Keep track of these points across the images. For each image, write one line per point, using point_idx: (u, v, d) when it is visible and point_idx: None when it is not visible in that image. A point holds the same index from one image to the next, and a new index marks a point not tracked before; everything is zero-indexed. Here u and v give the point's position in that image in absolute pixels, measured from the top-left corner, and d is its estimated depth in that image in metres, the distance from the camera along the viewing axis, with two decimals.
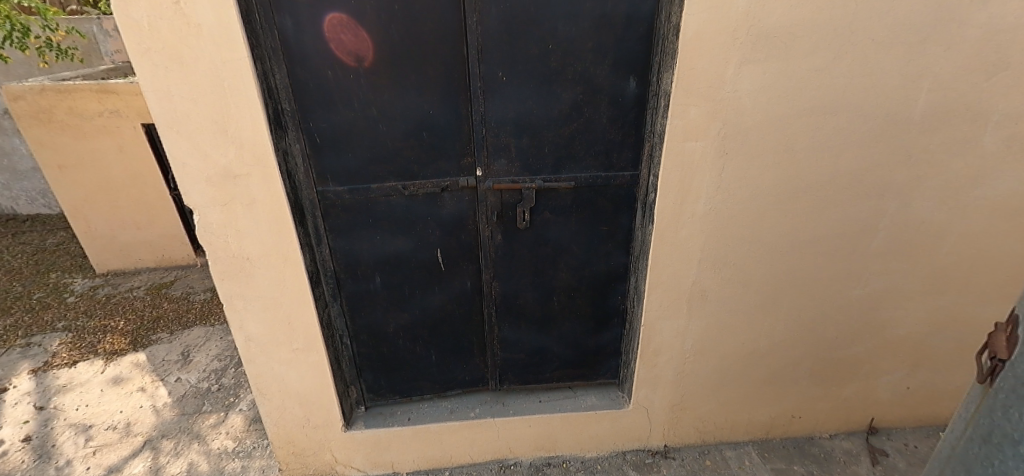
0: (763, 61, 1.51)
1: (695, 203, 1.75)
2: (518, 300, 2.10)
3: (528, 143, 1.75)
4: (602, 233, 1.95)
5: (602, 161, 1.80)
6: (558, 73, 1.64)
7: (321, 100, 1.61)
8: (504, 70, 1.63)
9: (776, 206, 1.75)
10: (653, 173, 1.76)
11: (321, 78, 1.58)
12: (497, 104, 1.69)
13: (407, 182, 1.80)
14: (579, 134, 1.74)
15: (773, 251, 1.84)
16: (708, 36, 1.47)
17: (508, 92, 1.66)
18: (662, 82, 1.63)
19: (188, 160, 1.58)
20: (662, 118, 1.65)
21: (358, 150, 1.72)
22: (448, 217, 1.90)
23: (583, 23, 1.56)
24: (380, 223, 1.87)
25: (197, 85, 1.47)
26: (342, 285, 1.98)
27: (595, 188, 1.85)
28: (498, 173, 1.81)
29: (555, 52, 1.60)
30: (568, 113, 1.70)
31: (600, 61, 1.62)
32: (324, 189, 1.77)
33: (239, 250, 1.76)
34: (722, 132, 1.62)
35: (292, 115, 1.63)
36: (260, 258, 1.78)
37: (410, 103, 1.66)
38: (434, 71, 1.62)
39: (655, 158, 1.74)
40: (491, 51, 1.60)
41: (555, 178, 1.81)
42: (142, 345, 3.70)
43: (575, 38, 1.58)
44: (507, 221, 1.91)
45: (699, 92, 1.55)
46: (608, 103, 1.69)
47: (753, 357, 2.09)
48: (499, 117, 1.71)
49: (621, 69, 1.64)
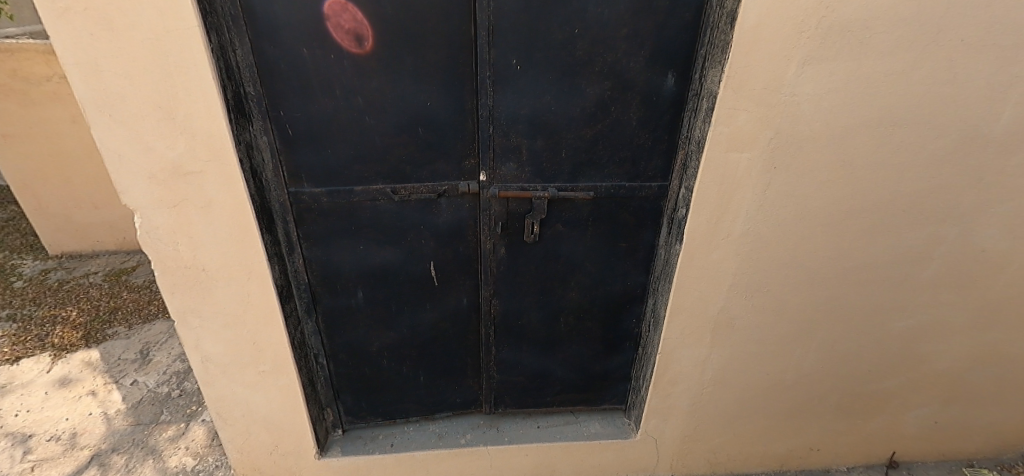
0: (832, 60, 1.26)
1: (732, 222, 1.52)
2: (520, 320, 1.87)
3: (543, 146, 1.49)
4: (620, 250, 1.71)
5: (627, 169, 1.54)
6: (584, 64, 1.36)
7: (294, 84, 1.31)
8: (518, 57, 1.35)
9: (823, 229, 1.53)
10: (686, 186, 1.52)
11: (294, 57, 1.28)
12: (508, 98, 1.41)
13: (398, 185, 1.52)
14: (603, 137, 1.48)
15: (812, 277, 1.63)
16: (770, 28, 1.21)
17: (522, 84, 1.39)
18: (706, 80, 1.37)
19: (125, 152, 1.26)
20: (703, 123, 1.40)
21: (341, 146, 1.43)
22: (445, 227, 1.64)
23: (618, 5, 1.28)
24: (364, 230, 1.60)
25: (133, 58, 1.14)
26: (318, 299, 1.71)
27: (616, 200, 1.60)
28: (506, 179, 1.54)
29: (582, 38, 1.33)
30: (591, 112, 1.44)
31: (634, 53, 1.35)
32: (298, 191, 1.48)
33: (193, 261, 1.46)
34: (773, 143, 1.37)
35: (257, 101, 1.32)
36: (218, 271, 1.49)
37: (404, 93, 1.38)
38: (435, 54, 1.34)
39: (690, 169, 1.49)
40: (506, 34, 1.32)
41: (571, 187, 1.56)
42: (95, 340, 3.35)
43: (608, 22, 1.31)
44: (513, 233, 1.65)
45: (753, 95, 1.30)
46: (640, 103, 1.43)
47: (777, 389, 1.90)
48: (511, 114, 1.43)
49: (659, 62, 1.37)
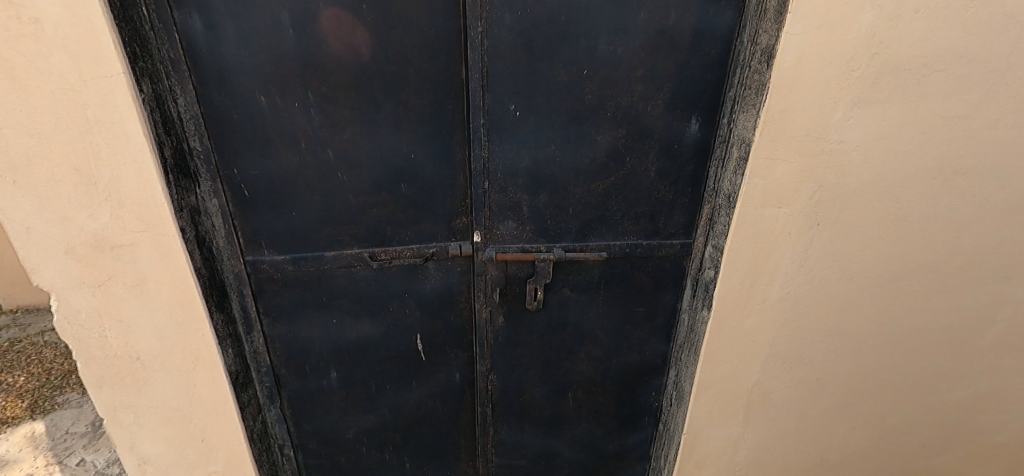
0: (885, 102, 1.08)
1: (769, 285, 1.31)
2: (522, 396, 1.61)
3: (546, 202, 1.28)
4: (636, 315, 1.48)
5: (644, 226, 1.34)
6: (594, 109, 1.17)
7: (250, 137, 1.10)
8: (517, 102, 1.16)
9: (869, 291, 1.32)
10: (714, 244, 1.31)
11: (250, 106, 1.07)
12: (506, 149, 1.21)
13: (377, 249, 1.30)
14: (616, 191, 1.28)
15: (860, 345, 1.41)
16: (814, 66, 1.04)
17: (522, 132, 1.19)
18: (735, 126, 1.18)
19: (31, 225, 1.00)
20: (733, 175, 1.21)
21: (307, 207, 1.20)
22: (433, 294, 1.41)
23: (633, 42, 1.10)
24: (337, 301, 1.36)
25: (40, 111, 0.91)
26: (283, 382, 1.45)
27: (631, 260, 1.38)
28: (504, 239, 1.33)
29: (592, 80, 1.14)
30: (603, 164, 1.24)
31: (652, 95, 1.16)
32: (256, 260, 1.24)
33: (124, 349, 1.18)
34: (817, 196, 1.18)
35: (204, 158, 1.09)
36: (156, 360, 1.21)
37: (383, 144, 1.17)
38: (419, 100, 1.14)
39: (719, 226, 1.28)
40: (503, 76, 1.13)
41: (580, 247, 1.34)
42: (42, 411, 2.98)
43: (621, 62, 1.12)
44: (513, 299, 1.43)
45: (792, 143, 1.12)
46: (658, 152, 1.23)
47: (821, 470, 1.64)
48: (509, 166, 1.23)
49: (681, 105, 1.18)
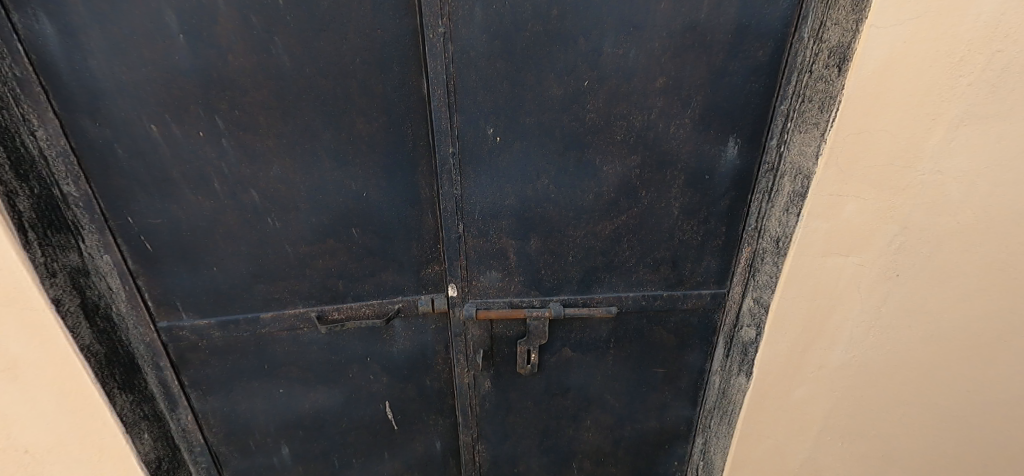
0: (1008, 118, 0.77)
1: (827, 350, 1.02)
2: (517, 468, 1.34)
3: (538, 248, 1.01)
4: (655, 377, 1.20)
5: (664, 274, 1.05)
6: (598, 131, 0.89)
7: (145, 177, 0.83)
8: (497, 124, 0.88)
9: (977, 367, 0.99)
10: (755, 298, 1.03)
11: (138, 138, 0.80)
12: (485, 184, 0.93)
13: (327, 308, 1.02)
14: (628, 233, 1.00)
15: (954, 425, 1.05)
16: (906, 72, 0.74)
17: (504, 162, 0.91)
18: (786, 151, 0.89)
19: None
20: (783, 214, 0.92)
21: (232, 260, 0.94)
22: (402, 357, 1.14)
23: (649, 43, 0.82)
24: (282, 370, 1.08)
25: None
26: (224, 463, 1.17)
27: (648, 314, 1.10)
28: (486, 293, 1.06)
29: (595, 94, 0.86)
30: (611, 200, 0.96)
31: (675, 112, 0.87)
32: (172, 326, 0.97)
33: None
34: (897, 242, 0.89)
35: (85, 205, 0.83)
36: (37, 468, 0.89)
37: (324, 181, 0.90)
38: (368, 124, 0.87)
39: (762, 276, 1.00)
40: (477, 91, 0.85)
41: (583, 300, 1.07)
42: None
43: (634, 69, 0.84)
44: (501, 361, 1.16)
45: (867, 175, 0.83)
46: (684, 185, 0.95)
47: None
48: (489, 206, 0.96)
49: (714, 125, 0.89)
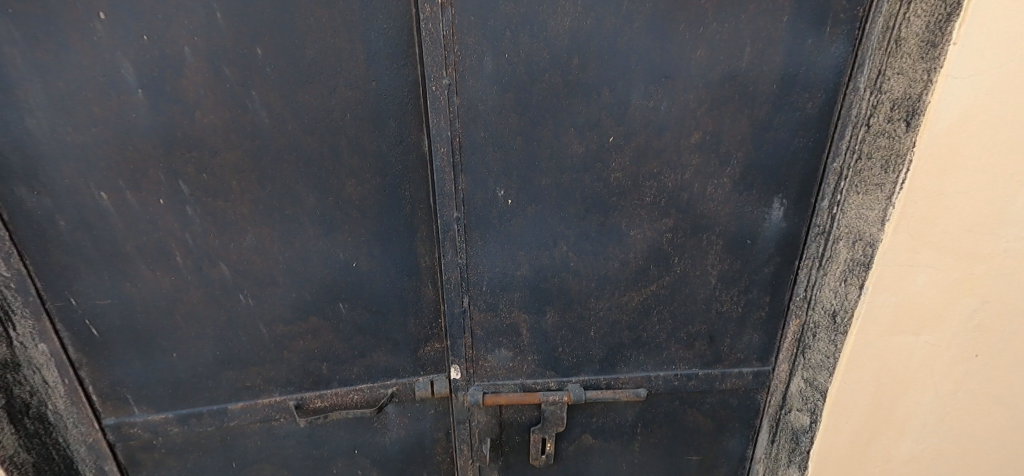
0: None
1: (895, 442, 0.85)
2: None
3: (555, 323, 0.87)
4: (689, 466, 1.04)
5: (699, 350, 0.91)
6: (626, 192, 0.78)
7: (93, 251, 0.70)
8: (509, 186, 0.76)
9: None
10: (808, 378, 0.88)
11: (86, 207, 0.67)
12: (495, 252, 0.81)
13: (308, 396, 0.87)
14: (659, 305, 0.87)
15: None
16: (989, 124, 0.61)
17: (517, 227, 0.79)
18: (840, 214, 0.77)
19: None
20: (839, 285, 0.79)
21: (195, 344, 0.79)
22: (395, 449, 0.97)
23: (683, 95, 0.71)
24: (254, 469, 0.91)
25: None
26: None
27: (681, 396, 0.95)
28: (495, 374, 0.91)
29: (622, 151, 0.75)
30: (639, 269, 0.84)
31: (713, 171, 0.77)
32: (122, 423, 0.81)
33: None
34: (981, 319, 0.73)
35: (19, 286, 0.69)
36: None
37: (308, 252, 0.77)
38: (360, 187, 0.75)
39: (816, 354, 0.86)
40: (487, 150, 0.74)
41: (606, 382, 0.92)
42: None
43: (666, 124, 0.73)
44: (512, 451, 0.99)
45: (941, 242, 0.69)
46: (723, 250, 0.83)
47: None
48: (499, 276, 0.83)
49: (756, 184, 0.78)
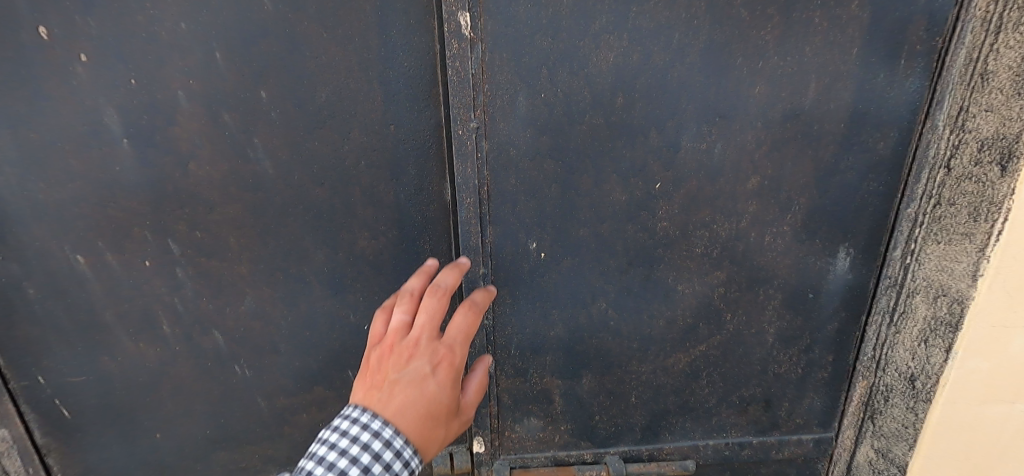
0: None
1: None
2: None
3: (592, 389, 0.77)
4: None
5: (753, 416, 0.81)
6: (673, 243, 0.69)
7: (67, 320, 0.61)
8: (542, 238, 0.68)
9: None
10: (879, 449, 0.76)
11: (59, 271, 0.58)
12: (525, 311, 0.71)
13: None
14: (709, 367, 0.77)
15: None
16: None
17: (551, 283, 0.70)
18: (915, 266, 0.67)
19: None
20: (916, 346, 0.68)
21: (182, 422, 0.69)
22: None
23: (739, 136, 0.63)
24: None
25: None
26: None
27: (733, 466, 0.84)
28: (523, 445, 0.80)
29: (670, 198, 0.66)
30: (688, 327, 0.74)
31: (772, 219, 0.68)
32: None
33: None
34: None
35: None
36: None
37: (314, 315, 0.68)
38: (374, 241, 0.66)
39: (887, 423, 0.74)
40: (518, 199, 0.65)
41: (648, 452, 0.81)
42: None
43: (720, 168, 0.65)
44: None
45: None
46: (781, 306, 0.74)
47: None
48: (529, 337, 0.73)
49: (819, 233, 0.69)
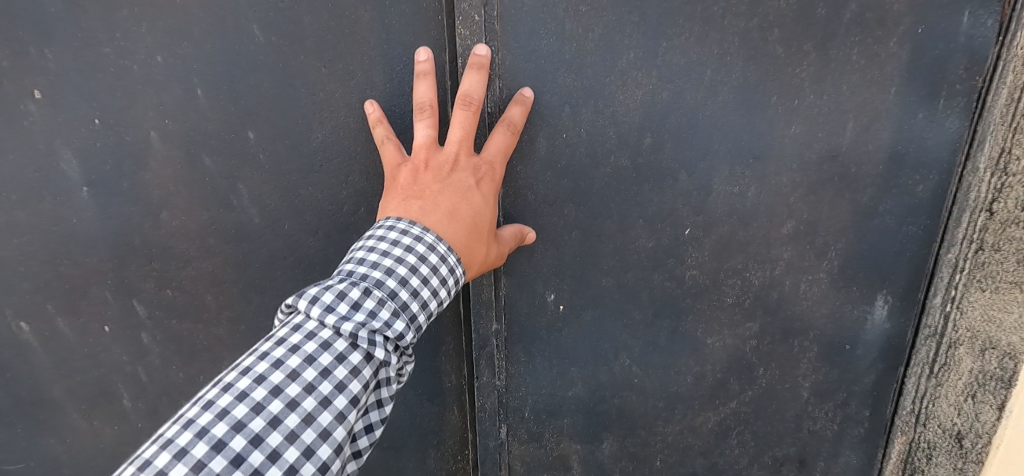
0: None
1: None
2: None
3: (614, 452, 0.71)
4: None
5: None
6: (701, 293, 0.63)
7: (41, 380, 0.58)
8: (560, 289, 0.64)
9: None
10: None
11: (33, 329, 0.56)
12: (537, 371, 0.68)
13: None
14: (741, 425, 0.69)
15: None
16: None
17: (566, 341, 0.66)
18: (960, 317, 0.55)
19: None
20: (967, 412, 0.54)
21: None
22: None
23: (773, 178, 0.58)
24: None
25: None
26: None
27: None
28: None
29: (698, 244, 0.61)
30: (716, 383, 0.67)
31: (814, 268, 0.61)
32: None
33: None
34: None
35: None
36: None
37: None
38: None
39: None
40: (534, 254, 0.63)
41: None
42: None
43: (754, 213, 0.60)
44: None
45: None
46: (818, 359, 0.65)
47: None
48: (541, 398, 0.69)
49: (859, 279, 0.61)
